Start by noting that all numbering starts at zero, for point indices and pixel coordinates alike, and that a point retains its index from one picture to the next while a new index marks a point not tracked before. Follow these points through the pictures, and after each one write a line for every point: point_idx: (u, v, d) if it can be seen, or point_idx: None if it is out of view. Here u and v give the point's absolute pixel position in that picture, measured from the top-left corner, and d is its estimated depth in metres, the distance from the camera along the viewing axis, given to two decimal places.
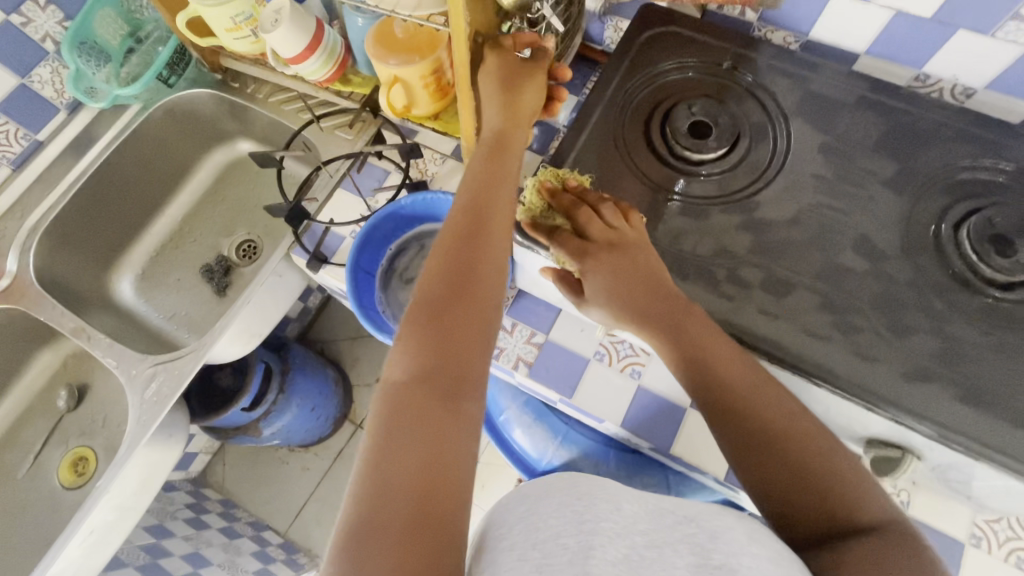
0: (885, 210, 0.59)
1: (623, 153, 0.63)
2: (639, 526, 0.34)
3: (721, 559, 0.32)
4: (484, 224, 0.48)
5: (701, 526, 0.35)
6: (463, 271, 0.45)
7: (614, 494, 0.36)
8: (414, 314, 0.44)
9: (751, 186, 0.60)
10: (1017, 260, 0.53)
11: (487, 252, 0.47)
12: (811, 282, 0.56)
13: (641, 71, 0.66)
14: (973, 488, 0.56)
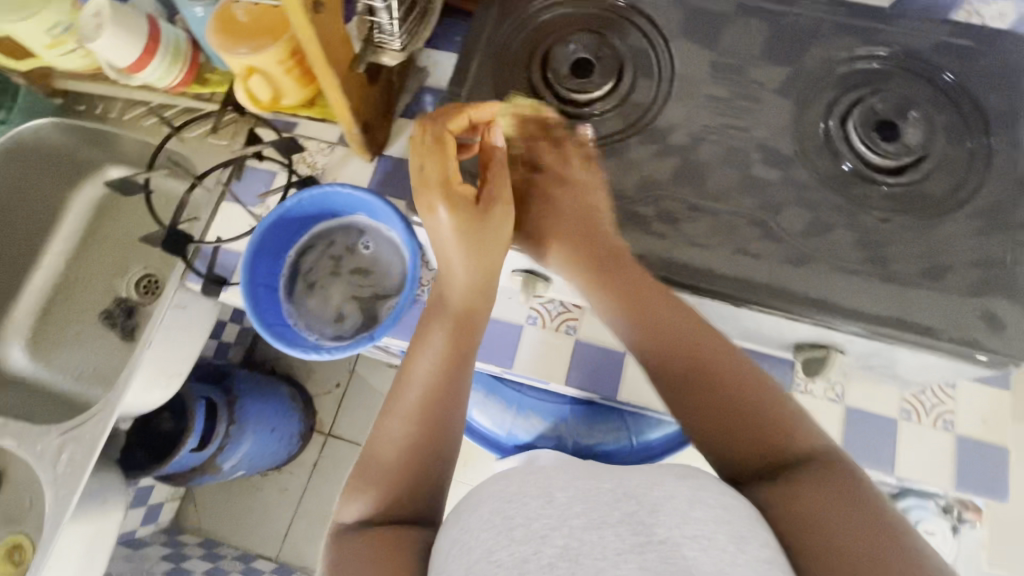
0: (777, 118, 0.58)
1: (512, 109, 0.59)
2: (575, 512, 0.35)
3: (665, 533, 0.33)
4: (448, 381, 0.51)
5: (641, 501, 0.35)
6: (423, 429, 0.49)
7: (547, 487, 0.38)
8: (366, 460, 0.49)
9: (649, 117, 0.58)
10: (901, 143, 0.55)
11: (448, 411, 0.50)
12: (719, 205, 0.55)
13: (515, 14, 0.61)
14: (896, 369, 0.58)
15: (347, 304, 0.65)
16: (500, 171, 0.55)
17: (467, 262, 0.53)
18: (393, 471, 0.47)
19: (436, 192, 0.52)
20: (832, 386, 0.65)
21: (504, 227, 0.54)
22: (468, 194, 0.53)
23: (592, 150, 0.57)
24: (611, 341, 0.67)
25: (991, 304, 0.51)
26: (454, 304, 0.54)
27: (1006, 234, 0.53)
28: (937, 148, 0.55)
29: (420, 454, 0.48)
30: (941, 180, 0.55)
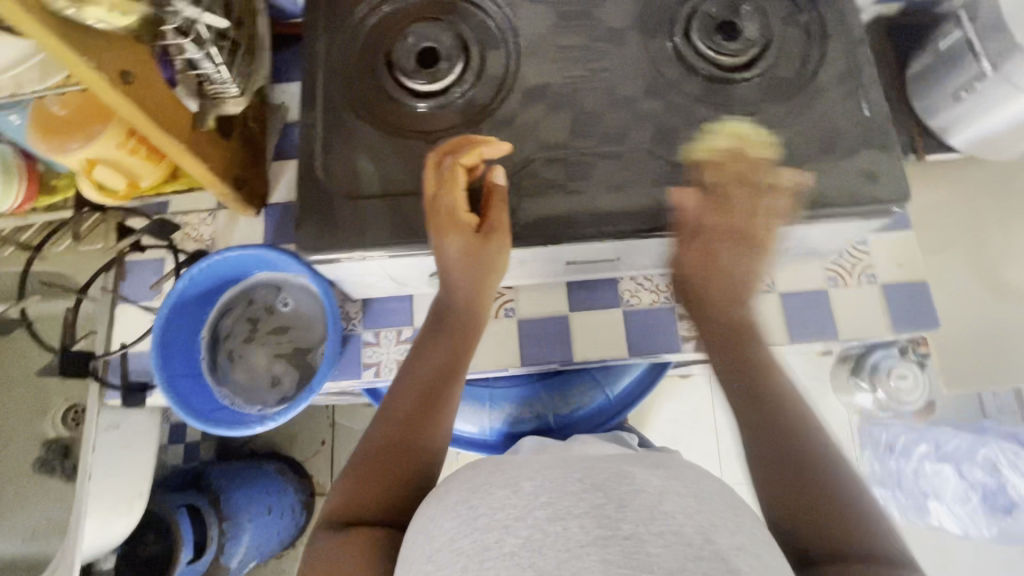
0: (629, 49, 0.59)
1: (376, 120, 0.57)
2: (540, 501, 0.36)
3: (631, 529, 0.34)
4: (442, 390, 0.52)
5: (610, 493, 0.36)
6: (412, 436, 0.49)
7: (516, 479, 0.39)
8: (354, 461, 0.49)
9: (511, 85, 0.58)
10: (743, 38, 0.57)
11: (439, 419, 0.50)
12: (604, 148, 0.56)
13: (344, 26, 0.59)
14: (809, 244, 0.61)
15: (278, 364, 0.61)
16: (500, 206, 0.53)
17: (453, 275, 0.54)
18: (378, 473, 0.47)
19: (440, 220, 0.52)
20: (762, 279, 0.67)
21: (500, 255, 0.53)
22: (471, 223, 0.53)
23: (472, 130, 0.57)
24: (551, 310, 0.67)
25: (865, 162, 0.53)
26: (451, 319, 0.55)
27: (858, 91, 0.56)
28: (776, 33, 0.58)
29: (404, 459, 0.48)
30: (789, 61, 0.57)
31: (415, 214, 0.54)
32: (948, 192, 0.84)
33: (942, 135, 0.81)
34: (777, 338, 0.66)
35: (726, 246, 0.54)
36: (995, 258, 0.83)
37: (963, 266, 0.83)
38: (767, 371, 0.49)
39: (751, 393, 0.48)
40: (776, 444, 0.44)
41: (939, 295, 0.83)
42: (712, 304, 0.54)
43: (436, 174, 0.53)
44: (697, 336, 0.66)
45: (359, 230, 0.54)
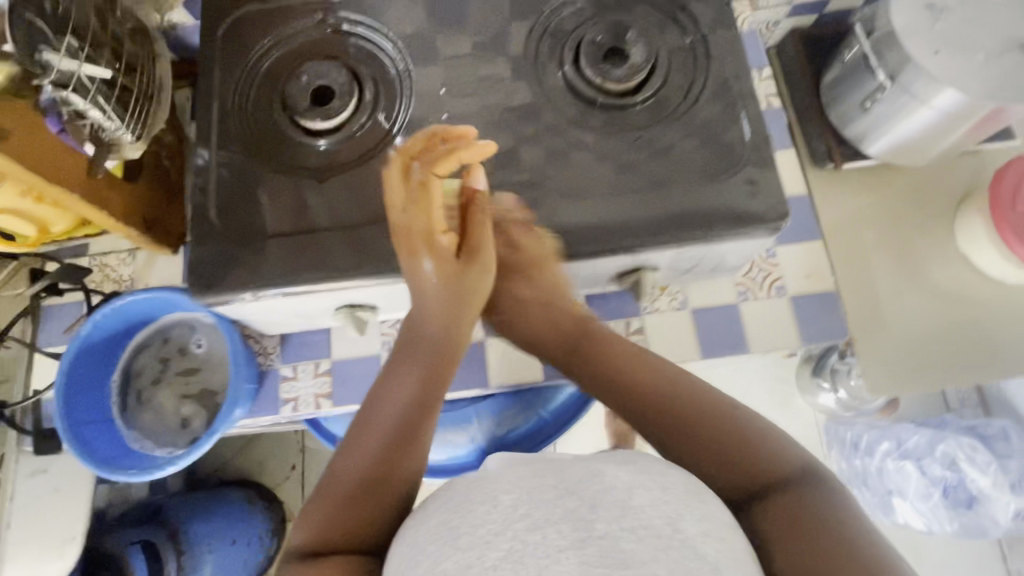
0: (522, 76, 0.60)
1: (272, 162, 0.57)
2: (519, 512, 0.37)
3: (604, 527, 0.35)
4: (418, 418, 0.49)
5: (584, 495, 0.37)
6: (391, 462, 0.47)
7: (494, 492, 0.39)
8: (328, 487, 0.46)
9: (406, 118, 0.59)
10: (629, 64, 0.58)
11: (415, 450, 0.48)
12: (500, 176, 0.56)
13: (238, 68, 0.60)
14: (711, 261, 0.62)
15: (186, 405, 0.62)
16: (483, 226, 0.53)
17: (429, 297, 0.52)
18: (355, 500, 0.45)
19: (412, 239, 0.52)
20: (674, 295, 0.68)
21: (479, 281, 0.53)
22: (447, 243, 0.52)
23: (363, 166, 0.57)
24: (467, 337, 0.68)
25: (753, 178, 0.54)
26: (420, 348, 0.52)
27: (750, 108, 0.57)
28: (662, 58, 0.59)
29: (375, 493, 0.45)
30: (673, 87, 0.59)
31: (309, 253, 0.54)
32: (862, 199, 0.86)
33: (857, 143, 0.82)
34: (690, 354, 0.67)
35: (544, 277, 0.57)
36: (919, 259, 0.85)
37: (887, 269, 0.84)
38: (620, 369, 0.54)
39: (637, 391, 0.52)
40: (673, 424, 0.49)
41: (874, 304, 0.84)
42: (550, 325, 0.60)
43: (401, 186, 0.52)
44: None
45: (252, 273, 0.54)
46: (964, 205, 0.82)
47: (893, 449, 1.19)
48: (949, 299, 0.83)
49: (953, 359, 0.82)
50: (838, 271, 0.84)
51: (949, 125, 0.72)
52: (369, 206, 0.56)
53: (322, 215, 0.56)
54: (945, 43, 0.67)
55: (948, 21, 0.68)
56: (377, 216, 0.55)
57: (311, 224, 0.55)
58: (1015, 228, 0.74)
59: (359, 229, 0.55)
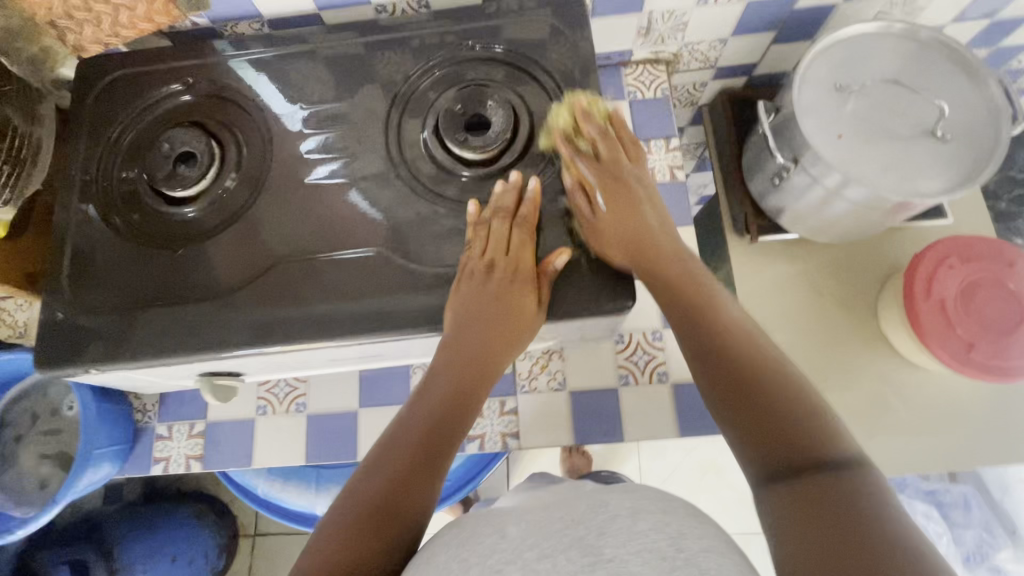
0: (395, 148, 0.60)
1: (131, 235, 0.58)
2: (528, 542, 0.40)
3: (611, 552, 0.37)
4: (443, 443, 0.49)
5: (590, 525, 0.39)
6: (413, 485, 0.46)
7: (502, 525, 0.43)
8: (350, 510, 0.44)
9: (262, 191, 0.59)
10: (488, 132, 0.58)
11: (435, 474, 0.47)
12: (367, 250, 0.56)
13: (108, 130, 0.61)
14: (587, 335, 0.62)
15: (46, 464, 0.63)
16: (545, 278, 0.53)
17: (475, 325, 0.53)
18: (373, 521, 0.43)
19: (477, 275, 0.53)
20: (554, 375, 0.66)
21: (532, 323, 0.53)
22: (523, 280, 0.53)
23: (227, 229, 0.58)
24: (341, 405, 0.67)
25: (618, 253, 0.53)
26: (466, 369, 0.53)
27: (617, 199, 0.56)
28: (523, 124, 0.59)
29: (394, 518, 0.43)
30: (534, 155, 0.58)
31: (187, 303, 0.55)
32: (791, 287, 0.83)
33: (773, 216, 0.79)
34: (563, 439, 0.65)
35: (631, 192, 0.57)
36: (858, 354, 0.81)
37: (831, 369, 0.80)
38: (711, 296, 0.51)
39: (698, 309, 0.50)
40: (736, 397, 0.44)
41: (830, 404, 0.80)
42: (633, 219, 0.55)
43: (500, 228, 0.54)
44: (482, 435, 0.66)
45: (90, 343, 0.55)
46: (884, 290, 0.79)
47: None
48: (897, 394, 0.79)
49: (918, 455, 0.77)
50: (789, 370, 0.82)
51: (864, 216, 0.69)
52: (209, 281, 0.56)
53: (280, 243, 0.57)
54: (852, 126, 0.66)
55: (859, 102, 0.66)
56: (216, 291, 0.56)
57: (271, 256, 0.56)
58: (929, 318, 0.70)
59: (271, 266, 0.56)
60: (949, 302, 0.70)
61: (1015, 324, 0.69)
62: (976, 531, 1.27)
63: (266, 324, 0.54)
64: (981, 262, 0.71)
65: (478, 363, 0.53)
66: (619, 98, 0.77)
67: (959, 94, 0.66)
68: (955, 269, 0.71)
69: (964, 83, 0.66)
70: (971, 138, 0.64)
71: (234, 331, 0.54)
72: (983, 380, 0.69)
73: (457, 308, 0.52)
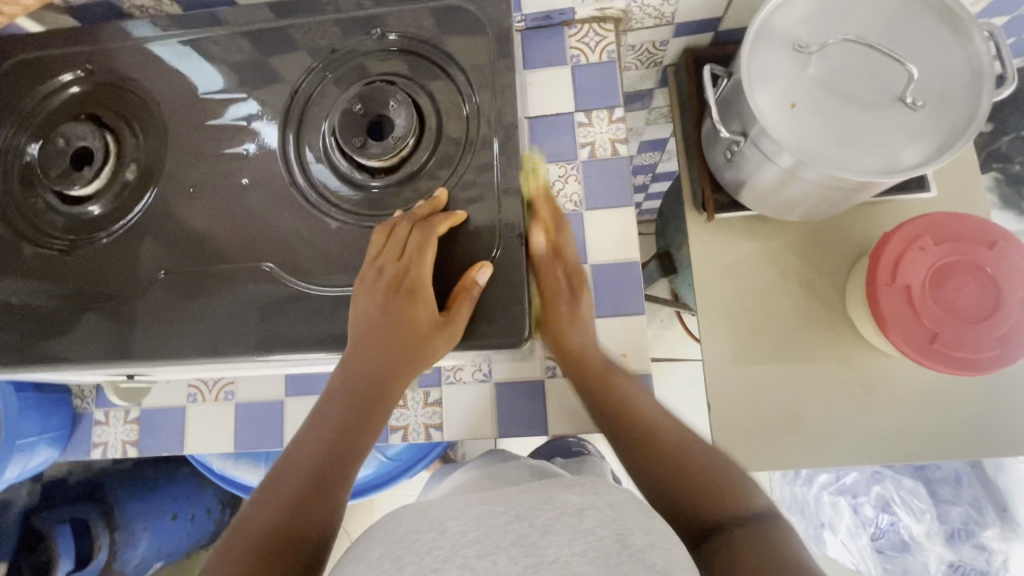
0: (297, 138, 0.56)
1: (31, 236, 0.57)
2: (467, 541, 0.40)
3: (554, 554, 0.38)
4: (340, 458, 0.45)
5: (533, 523, 0.41)
6: (305, 505, 0.42)
7: (441, 519, 0.44)
8: (236, 544, 0.40)
9: (158, 190, 0.56)
10: (390, 134, 0.52)
11: (327, 510, 0.43)
12: (268, 249, 0.53)
13: (3, 128, 0.59)
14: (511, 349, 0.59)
15: None
16: (467, 301, 0.47)
17: (366, 342, 0.47)
18: (261, 552, 0.39)
19: (379, 283, 0.47)
20: (479, 366, 0.64)
21: (436, 327, 0.47)
22: (418, 285, 0.48)
23: (129, 224, 0.56)
24: (268, 394, 0.67)
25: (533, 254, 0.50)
26: (362, 377, 0.47)
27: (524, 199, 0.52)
28: (430, 126, 0.53)
29: (282, 551, 0.39)
30: (442, 159, 0.53)
31: (89, 301, 0.55)
32: (751, 272, 0.77)
33: (735, 192, 0.73)
34: (486, 431, 0.63)
35: (583, 304, 0.58)
36: (827, 348, 0.75)
37: (791, 365, 0.75)
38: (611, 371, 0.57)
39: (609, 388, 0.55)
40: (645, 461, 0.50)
41: (778, 411, 0.74)
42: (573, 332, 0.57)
43: (386, 235, 0.49)
44: (405, 426, 0.64)
45: None
46: (855, 272, 0.73)
47: (831, 482, 1.28)
48: (863, 384, 0.73)
49: (861, 449, 0.72)
50: (711, 390, 0.75)
51: (828, 196, 0.62)
52: (106, 284, 0.55)
53: (189, 236, 0.55)
54: (809, 94, 0.59)
55: (820, 65, 0.59)
56: (112, 295, 0.55)
57: (176, 252, 0.55)
58: (892, 307, 0.64)
59: (169, 268, 0.54)
60: (915, 289, 0.64)
61: (988, 313, 0.63)
62: (962, 508, 1.23)
63: (164, 333, 0.53)
64: (955, 243, 0.64)
65: (376, 370, 0.47)
66: (561, 64, 0.70)
67: (937, 53, 0.58)
68: (927, 251, 0.64)
69: (943, 39, 0.58)
70: (948, 107, 0.56)
71: (132, 335, 0.53)
72: (952, 372, 0.63)
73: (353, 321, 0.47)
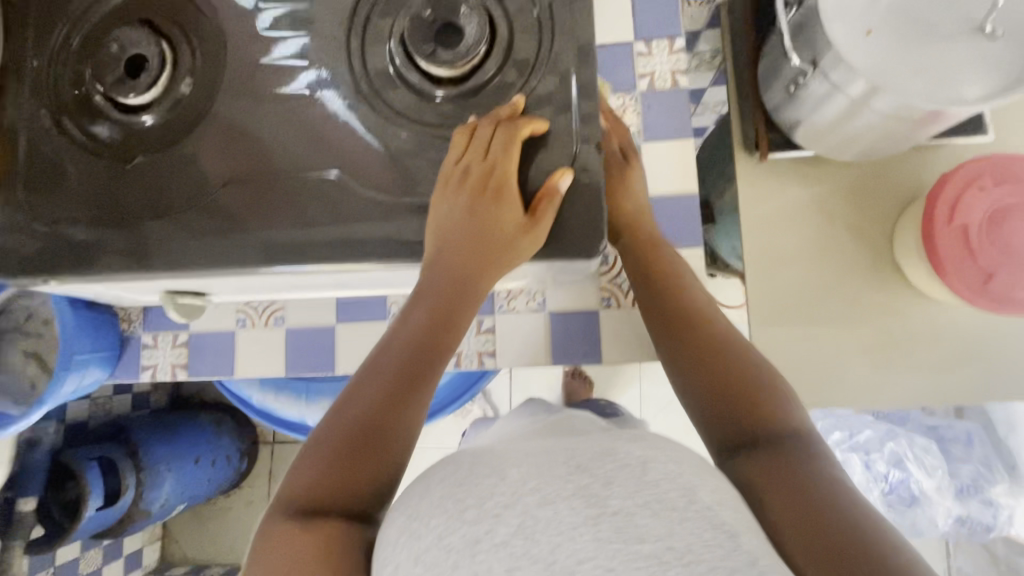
0: (360, 51, 0.55)
1: (84, 148, 0.55)
2: (527, 486, 0.34)
3: (619, 505, 0.32)
4: (427, 358, 0.48)
5: (596, 473, 0.34)
6: (399, 403, 0.46)
7: (503, 466, 0.37)
8: (335, 431, 0.45)
9: (218, 103, 0.55)
10: (460, 42, 0.51)
11: (415, 409, 0.46)
12: (324, 161, 0.52)
13: (56, 33, 0.57)
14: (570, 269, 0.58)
15: (33, 365, 0.64)
16: (551, 207, 0.47)
17: (453, 247, 0.48)
18: (358, 444, 0.44)
19: (464, 185, 0.48)
20: (533, 295, 0.64)
21: (520, 234, 0.47)
22: (501, 189, 0.48)
23: (187, 137, 0.55)
24: (319, 320, 0.67)
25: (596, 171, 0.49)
26: (448, 279, 0.49)
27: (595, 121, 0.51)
28: (500, 36, 0.52)
29: (375, 448, 0.44)
30: (511, 72, 0.52)
31: (145, 215, 0.53)
32: (797, 214, 0.77)
33: (789, 131, 0.72)
34: (540, 358, 0.64)
35: (635, 184, 0.61)
36: (870, 286, 0.75)
37: (834, 302, 0.75)
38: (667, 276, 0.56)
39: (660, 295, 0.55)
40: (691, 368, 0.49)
41: (815, 340, 0.75)
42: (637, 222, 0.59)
43: (471, 135, 0.49)
44: (458, 352, 0.64)
45: (45, 261, 0.53)
46: (904, 216, 0.73)
47: (845, 440, 1.31)
48: (902, 325, 0.74)
49: (903, 387, 0.73)
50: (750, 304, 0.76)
51: (891, 129, 0.61)
52: (167, 193, 0.54)
53: (251, 151, 0.54)
54: (884, 22, 0.57)
55: None
56: (170, 206, 0.54)
57: (234, 167, 0.54)
58: (947, 248, 0.65)
59: (231, 182, 0.53)
60: (973, 229, 0.63)
61: None
62: (972, 466, 1.27)
63: (228, 241, 0.52)
64: (1016, 184, 0.64)
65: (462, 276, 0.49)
66: None
67: None
68: (987, 192, 0.64)
69: None
70: None
71: (192, 247, 0.52)
72: (1001, 313, 0.64)
73: (435, 223, 0.48)
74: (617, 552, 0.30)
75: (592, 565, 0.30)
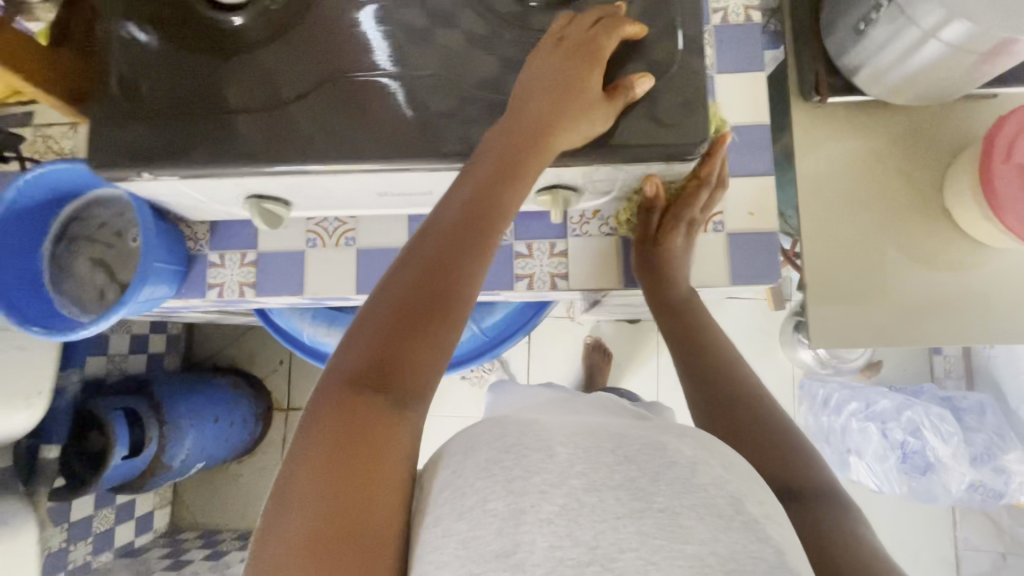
0: None
1: (174, 45, 0.55)
2: (576, 471, 0.40)
3: (664, 502, 0.38)
4: (482, 230, 0.47)
5: (643, 468, 0.40)
6: (450, 273, 0.45)
7: (549, 442, 0.42)
8: (384, 300, 0.45)
9: (313, 10, 0.56)
10: None
11: (465, 284, 0.46)
12: (418, 70, 0.54)
13: None
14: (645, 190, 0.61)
15: (101, 275, 0.67)
16: (623, 97, 0.51)
17: (519, 121, 0.49)
18: (408, 316, 0.44)
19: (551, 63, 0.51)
20: (606, 221, 0.67)
21: (587, 117, 0.50)
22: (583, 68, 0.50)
23: (278, 42, 0.55)
24: (391, 241, 0.67)
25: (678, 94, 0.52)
26: (510, 146, 0.49)
27: (687, 41, 0.53)
28: None
29: (425, 322, 0.44)
30: None
31: (235, 113, 0.54)
32: (850, 164, 0.79)
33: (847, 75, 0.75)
34: (610, 281, 0.67)
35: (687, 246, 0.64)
36: (923, 233, 0.77)
37: (893, 247, 0.77)
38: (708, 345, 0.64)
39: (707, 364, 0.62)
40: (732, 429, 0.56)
41: (867, 281, 0.77)
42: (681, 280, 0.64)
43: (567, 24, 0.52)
44: (531, 273, 0.67)
45: (134, 155, 0.53)
46: (956, 163, 0.75)
47: (861, 410, 1.37)
48: (955, 275, 0.76)
49: (945, 328, 0.75)
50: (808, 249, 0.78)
51: (950, 67, 0.64)
52: (258, 93, 0.54)
53: (347, 56, 0.54)
54: None
55: None
56: (263, 106, 0.54)
57: (329, 71, 0.54)
58: (1005, 187, 0.67)
59: (327, 81, 0.54)
60: None
61: None
62: (985, 435, 1.30)
63: (326, 136, 0.53)
64: None
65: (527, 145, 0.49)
66: None
67: None
68: None
69: None
70: None
71: (288, 143, 0.53)
72: None
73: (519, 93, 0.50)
74: (660, 548, 0.36)
75: (633, 554, 0.36)
